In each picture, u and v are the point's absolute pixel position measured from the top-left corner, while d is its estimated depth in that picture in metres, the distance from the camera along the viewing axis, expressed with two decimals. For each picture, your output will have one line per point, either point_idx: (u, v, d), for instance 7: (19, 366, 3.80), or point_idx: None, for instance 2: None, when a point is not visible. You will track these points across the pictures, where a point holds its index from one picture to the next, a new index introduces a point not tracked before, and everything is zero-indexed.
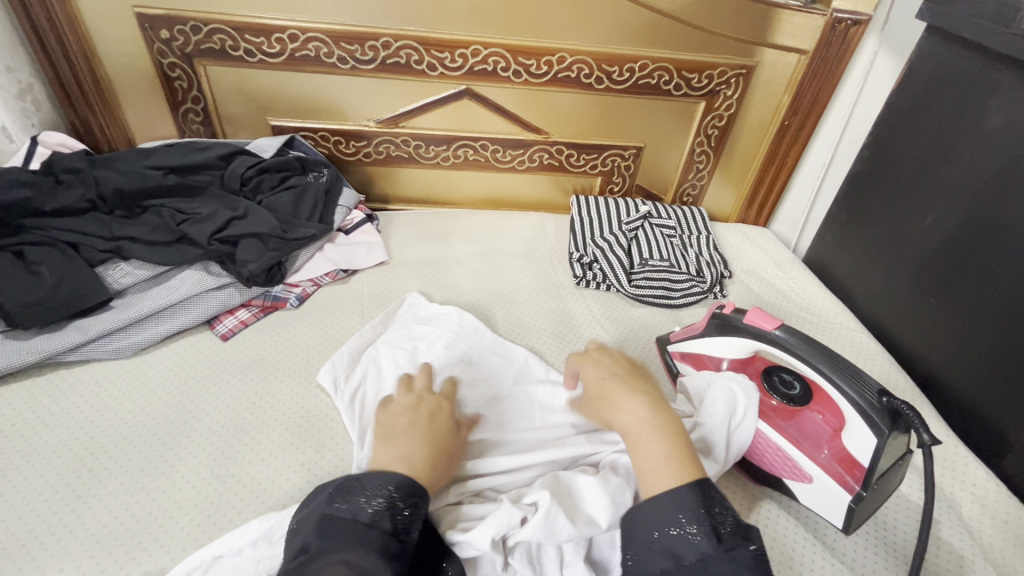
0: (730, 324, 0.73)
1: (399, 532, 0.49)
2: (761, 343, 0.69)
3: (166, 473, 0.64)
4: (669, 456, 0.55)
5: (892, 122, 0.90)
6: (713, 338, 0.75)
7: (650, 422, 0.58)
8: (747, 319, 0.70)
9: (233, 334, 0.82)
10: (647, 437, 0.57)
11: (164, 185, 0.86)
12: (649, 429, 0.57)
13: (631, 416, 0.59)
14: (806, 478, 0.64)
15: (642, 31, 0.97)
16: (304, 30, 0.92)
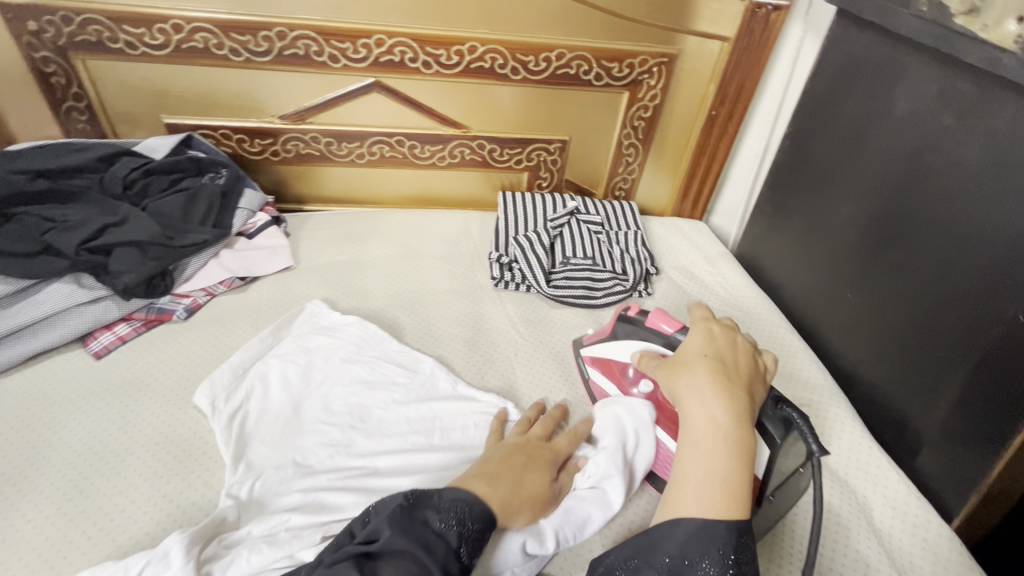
0: (634, 327, 0.72)
1: (461, 554, 0.46)
2: (660, 345, 0.69)
3: (6, 513, 0.58)
4: (717, 479, 0.50)
5: (808, 110, 0.87)
6: (620, 341, 0.73)
7: (727, 426, 0.53)
8: (650, 322, 0.70)
9: (108, 352, 0.75)
10: (712, 445, 0.52)
11: (30, 191, 0.79)
12: (721, 441, 0.52)
13: (705, 415, 0.54)
14: None
15: (556, 17, 0.92)
16: (188, 20, 0.85)
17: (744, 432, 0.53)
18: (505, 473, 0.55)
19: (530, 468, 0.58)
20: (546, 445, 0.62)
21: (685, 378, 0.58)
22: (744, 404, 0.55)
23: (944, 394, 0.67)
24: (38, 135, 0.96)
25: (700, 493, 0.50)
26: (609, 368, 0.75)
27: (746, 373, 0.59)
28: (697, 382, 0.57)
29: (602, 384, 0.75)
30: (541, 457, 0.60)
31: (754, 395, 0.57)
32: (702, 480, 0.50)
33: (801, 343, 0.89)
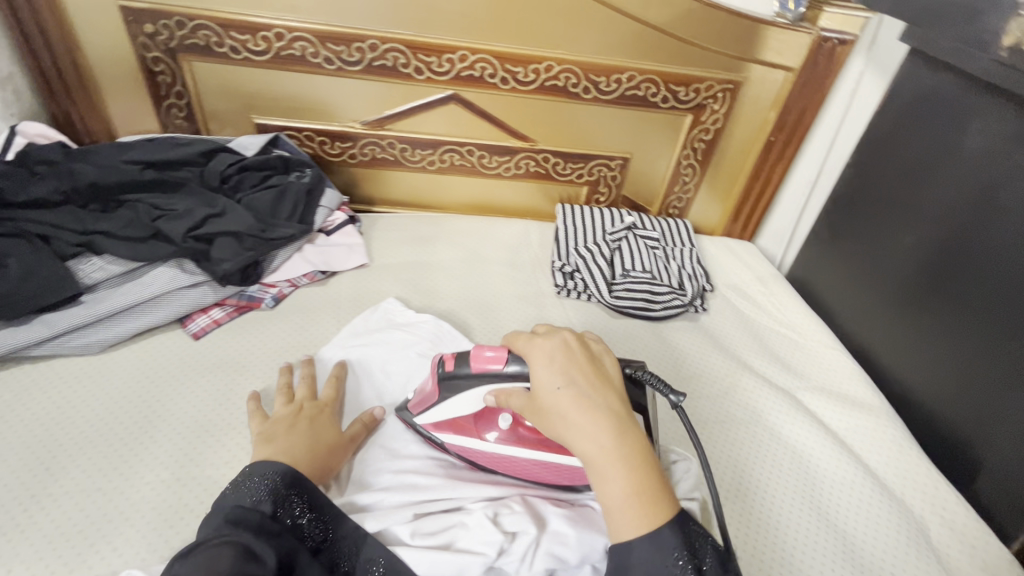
0: (458, 376, 0.63)
1: (277, 515, 0.53)
2: (495, 383, 0.62)
3: (124, 474, 0.62)
4: (632, 491, 0.51)
5: (872, 142, 0.91)
6: (450, 397, 0.65)
7: (615, 450, 0.52)
8: (474, 364, 0.62)
9: (206, 333, 0.81)
10: (608, 469, 0.52)
11: (140, 180, 0.84)
12: (615, 461, 0.52)
13: (598, 447, 0.52)
14: None
15: (631, 41, 0.96)
16: (290, 30, 0.92)
17: (627, 445, 0.53)
18: (288, 438, 0.62)
19: (317, 416, 0.67)
20: (316, 404, 0.69)
21: (565, 421, 0.54)
22: (615, 418, 0.54)
23: (1003, 421, 0.69)
24: (138, 128, 1.03)
25: (624, 510, 0.51)
26: (455, 423, 0.67)
27: (600, 377, 0.57)
28: (585, 418, 0.53)
29: (456, 442, 0.67)
30: (319, 412, 0.68)
31: (618, 398, 0.57)
32: (621, 504, 0.51)
33: (857, 366, 0.92)
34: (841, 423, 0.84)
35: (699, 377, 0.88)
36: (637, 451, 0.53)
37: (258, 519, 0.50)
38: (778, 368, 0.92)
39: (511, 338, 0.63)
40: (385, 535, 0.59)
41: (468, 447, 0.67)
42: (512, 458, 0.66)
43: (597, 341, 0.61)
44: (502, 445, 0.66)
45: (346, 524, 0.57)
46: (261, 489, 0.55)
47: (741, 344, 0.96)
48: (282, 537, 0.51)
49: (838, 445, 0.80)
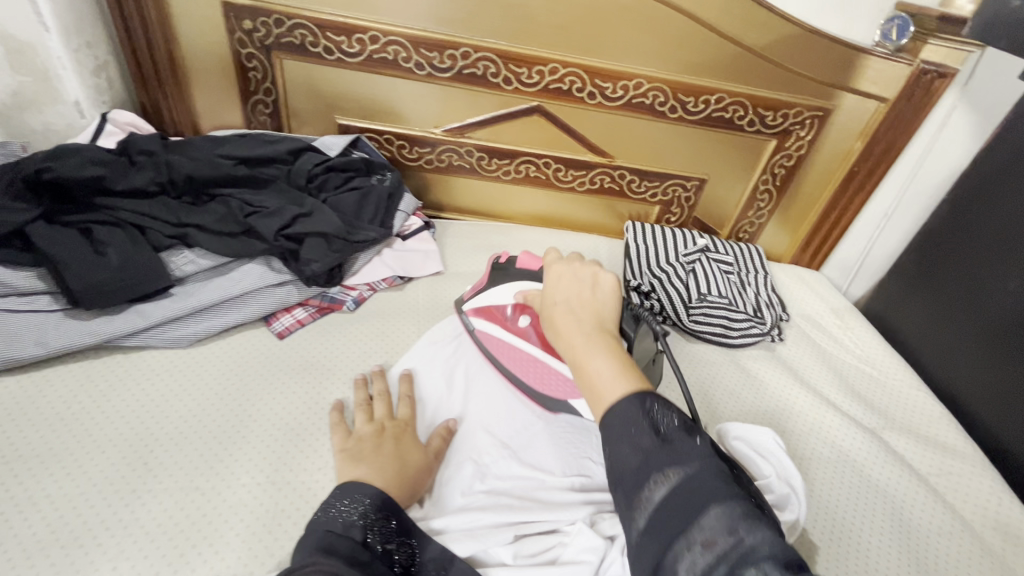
0: (504, 272, 0.80)
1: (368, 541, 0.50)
2: (527, 283, 0.76)
3: (220, 474, 0.61)
4: (612, 368, 0.51)
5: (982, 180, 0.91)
6: (493, 287, 0.80)
7: (590, 344, 0.54)
8: (520, 264, 0.79)
9: (290, 333, 0.81)
10: (586, 355, 0.53)
11: (233, 176, 0.84)
12: (591, 344, 0.54)
13: (576, 343, 0.55)
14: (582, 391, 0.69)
15: (725, 63, 0.95)
16: (386, 33, 0.92)
17: (601, 338, 0.55)
18: (377, 455, 0.61)
19: (403, 435, 0.65)
20: (396, 421, 0.67)
21: (556, 331, 0.59)
22: (594, 324, 0.57)
23: None
24: (221, 121, 1.04)
25: (601, 388, 0.50)
26: (488, 313, 0.79)
27: (594, 298, 0.60)
28: (570, 324, 0.58)
29: (483, 330, 0.79)
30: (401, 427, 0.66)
31: (604, 313, 0.59)
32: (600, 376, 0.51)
33: (942, 410, 0.90)
34: (930, 468, 0.81)
35: (782, 410, 0.86)
36: (611, 344, 0.54)
37: (350, 548, 0.49)
38: (860, 406, 0.90)
39: (545, 261, 0.69)
40: (484, 557, 0.57)
41: (491, 338, 0.78)
42: (518, 351, 0.75)
43: (606, 274, 0.64)
44: (513, 336, 0.76)
45: (433, 546, 0.55)
46: (351, 511, 0.52)
47: (819, 377, 0.94)
48: (375, 566, 0.48)
49: (932, 494, 0.77)
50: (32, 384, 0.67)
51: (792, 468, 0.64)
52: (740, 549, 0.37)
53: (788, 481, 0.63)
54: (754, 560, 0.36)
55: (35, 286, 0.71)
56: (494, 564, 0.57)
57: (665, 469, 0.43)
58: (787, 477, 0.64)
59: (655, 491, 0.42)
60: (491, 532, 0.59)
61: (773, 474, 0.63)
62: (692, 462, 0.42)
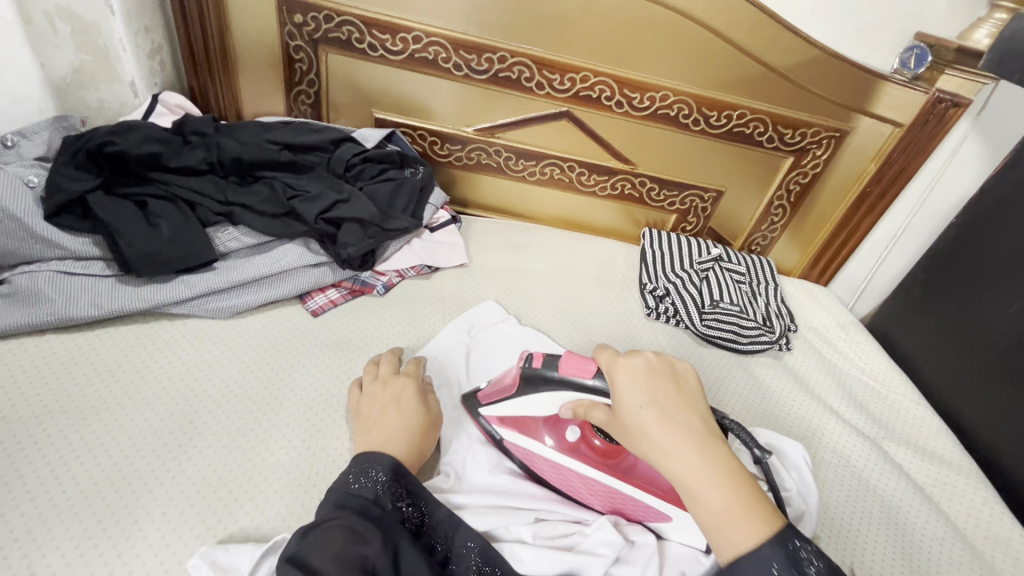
0: (540, 377, 0.65)
1: (383, 501, 0.53)
2: (573, 392, 0.63)
3: (260, 437, 0.65)
4: (733, 507, 0.46)
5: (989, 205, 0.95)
6: (525, 398, 0.67)
7: (703, 468, 0.48)
8: (561, 369, 0.63)
9: (324, 312, 0.85)
10: (700, 485, 0.47)
11: (278, 160, 0.88)
12: (706, 475, 0.47)
13: (688, 465, 0.48)
14: (667, 517, 0.63)
15: (749, 81, 0.99)
16: (428, 34, 0.96)
17: (714, 460, 0.48)
18: (386, 426, 0.62)
19: (404, 389, 0.67)
20: (400, 376, 0.70)
21: (654, 444, 0.49)
22: (698, 436, 0.50)
23: None
24: (264, 108, 1.09)
25: (727, 529, 0.45)
26: (521, 425, 0.69)
27: (683, 394, 0.53)
28: (674, 438, 0.49)
29: (519, 444, 0.69)
30: (402, 380, 0.68)
31: (701, 417, 0.52)
32: (723, 516, 0.46)
33: (941, 425, 0.94)
34: (928, 478, 0.85)
35: (789, 418, 0.89)
36: (727, 468, 0.48)
37: (361, 504, 0.52)
38: (864, 417, 0.93)
39: (598, 352, 0.57)
40: (502, 533, 0.61)
41: (524, 450, 0.70)
42: (573, 475, 0.67)
43: (682, 363, 0.56)
44: (560, 452, 0.68)
45: (440, 510, 0.58)
46: (368, 474, 0.55)
47: (824, 387, 0.97)
48: (388, 522, 0.51)
49: (932, 505, 0.80)
50: (85, 342, 0.72)
51: (811, 486, 0.70)
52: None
53: (804, 498, 0.69)
54: None
55: (91, 252, 0.75)
56: (510, 539, 0.60)
57: None
58: (805, 493, 0.70)
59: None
60: (512, 511, 0.63)
61: (795, 489, 0.69)
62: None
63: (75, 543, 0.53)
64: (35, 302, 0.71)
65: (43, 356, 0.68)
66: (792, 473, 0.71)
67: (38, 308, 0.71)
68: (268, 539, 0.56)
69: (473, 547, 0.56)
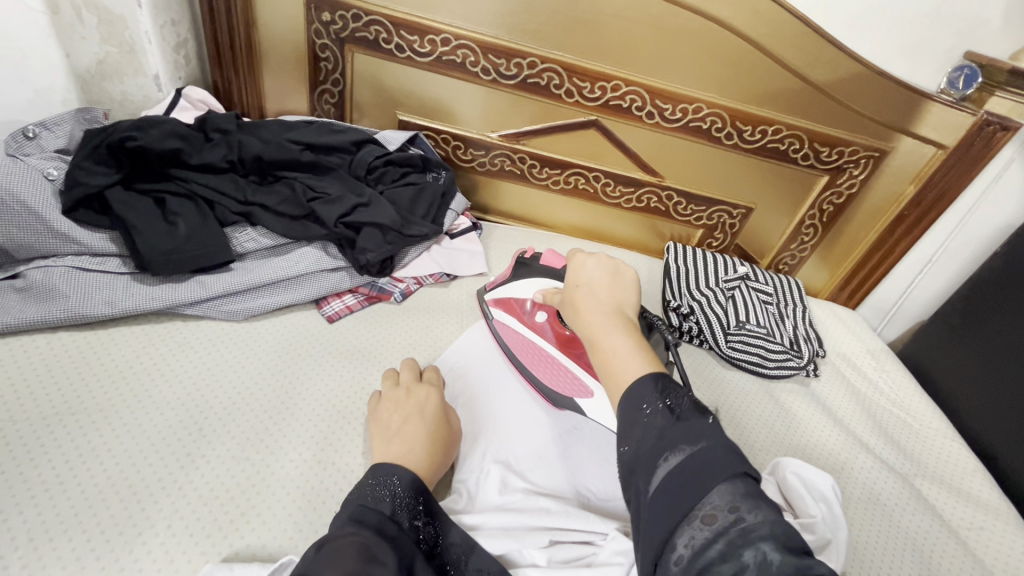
0: (528, 267, 0.83)
1: (396, 515, 0.50)
2: (550, 281, 0.79)
3: (271, 448, 0.63)
4: (630, 350, 0.54)
5: None
6: (517, 280, 0.83)
7: (608, 321, 0.58)
8: (545, 261, 0.81)
9: (339, 318, 0.83)
10: (606, 334, 0.56)
11: (299, 160, 0.86)
12: (612, 327, 0.57)
13: (596, 322, 0.58)
14: (589, 393, 0.72)
15: (786, 96, 0.96)
16: (457, 36, 0.94)
17: (620, 319, 0.58)
18: (405, 435, 0.60)
19: (425, 392, 0.67)
20: (423, 385, 0.69)
21: (577, 310, 0.61)
22: (614, 307, 0.60)
23: None
24: (287, 107, 1.07)
25: (619, 366, 0.53)
26: (509, 306, 0.82)
27: (615, 284, 0.63)
28: (592, 305, 0.60)
29: (503, 320, 0.82)
30: (424, 389, 0.68)
31: (624, 300, 0.62)
32: (620, 355, 0.54)
33: (977, 464, 0.89)
34: (961, 520, 0.81)
35: (816, 449, 0.85)
36: (631, 326, 0.57)
37: (378, 520, 0.49)
38: (894, 451, 0.89)
39: (568, 253, 0.69)
40: (517, 557, 0.58)
41: (507, 330, 0.81)
42: (530, 344, 0.78)
43: (625, 268, 0.66)
44: (529, 330, 0.79)
45: (453, 532, 0.55)
46: (392, 490, 0.52)
47: (853, 417, 0.93)
48: (400, 540, 0.48)
49: (967, 552, 0.76)
50: (98, 340, 0.70)
51: (841, 521, 0.65)
52: (738, 526, 0.39)
53: (832, 530, 0.64)
54: (751, 539, 0.38)
55: (107, 248, 0.74)
56: (525, 565, 0.57)
57: (677, 442, 0.45)
58: (833, 526, 0.64)
59: (664, 464, 0.44)
60: (526, 533, 0.59)
61: (820, 517, 0.64)
62: (701, 439, 0.44)
63: (76, 555, 0.51)
64: (49, 298, 0.70)
65: (54, 354, 0.67)
66: (820, 504, 0.66)
67: (52, 303, 0.69)
68: (275, 559, 0.54)
69: (489, 574, 0.53)
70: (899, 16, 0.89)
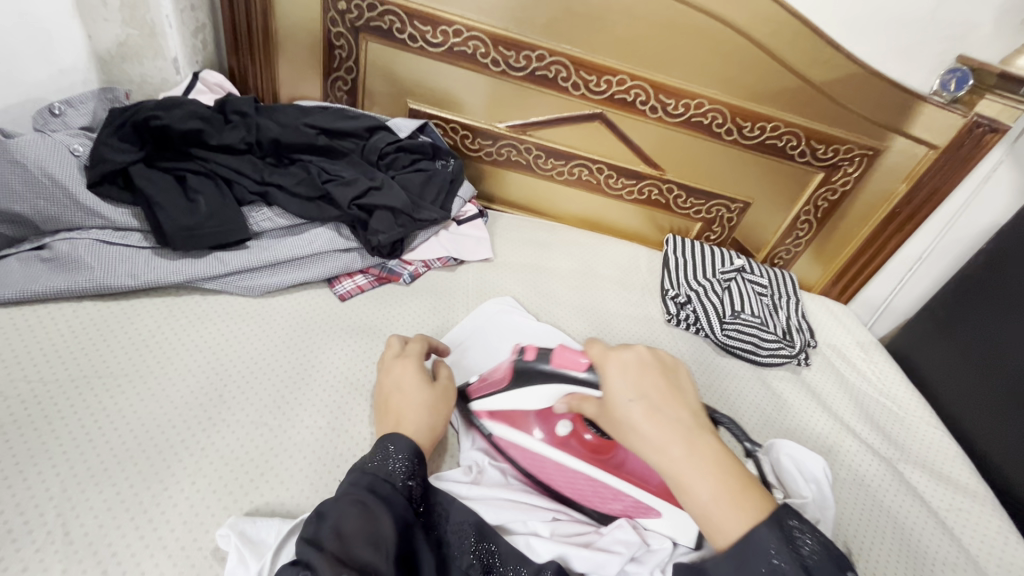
0: (535, 369, 0.66)
1: (398, 481, 0.54)
2: (568, 388, 0.63)
3: (287, 415, 0.66)
4: (722, 496, 0.47)
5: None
6: (517, 388, 0.68)
7: (692, 459, 0.49)
8: (555, 362, 0.64)
9: (351, 297, 0.86)
10: (691, 478, 0.48)
11: (315, 144, 0.89)
12: (694, 465, 0.49)
13: (676, 458, 0.49)
14: (654, 512, 0.64)
15: (785, 94, 0.99)
16: (469, 28, 0.97)
17: (702, 453, 0.49)
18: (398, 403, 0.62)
19: (401, 370, 0.65)
20: (401, 359, 0.67)
21: (641, 438, 0.51)
22: (688, 430, 0.51)
23: None
24: (300, 93, 1.10)
25: (719, 519, 0.47)
26: (512, 418, 0.71)
27: (672, 389, 0.54)
28: (665, 437, 0.50)
29: (508, 437, 0.71)
30: (402, 363, 0.66)
31: (691, 412, 0.53)
32: (716, 506, 0.47)
33: (958, 450, 0.94)
34: (941, 502, 0.85)
35: (806, 433, 0.89)
36: (715, 459, 0.49)
37: (372, 481, 0.52)
38: (880, 437, 0.93)
39: (590, 347, 0.56)
40: (516, 526, 0.61)
41: (517, 447, 0.71)
42: (556, 465, 0.69)
43: (671, 359, 0.57)
44: (549, 448, 0.70)
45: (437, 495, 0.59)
46: (385, 453, 0.56)
47: (842, 405, 0.97)
48: (395, 500, 0.52)
49: (946, 531, 0.80)
50: (120, 310, 0.73)
51: (830, 500, 0.69)
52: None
53: (820, 509, 0.68)
54: None
55: (129, 223, 0.77)
56: (526, 532, 0.60)
57: None
58: (822, 505, 0.68)
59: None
60: (532, 508, 0.64)
61: (810, 498, 0.68)
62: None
63: (107, 505, 0.54)
64: (74, 269, 0.72)
65: (79, 321, 0.70)
66: (810, 484, 0.70)
67: (76, 274, 0.72)
68: (293, 515, 0.57)
69: (468, 526, 0.57)
70: (894, 20, 0.92)
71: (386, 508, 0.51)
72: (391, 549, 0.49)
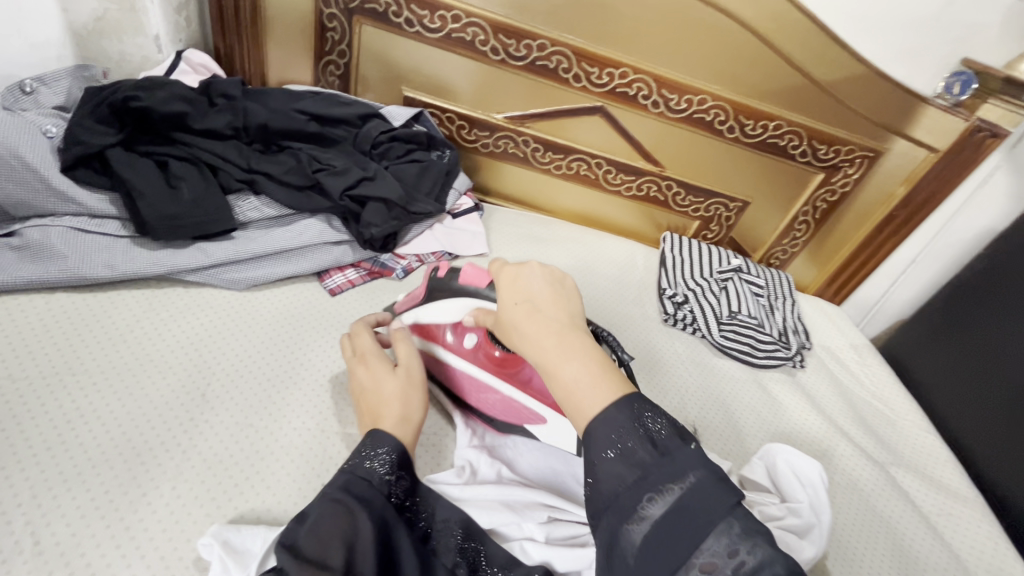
0: (444, 285, 0.71)
1: (377, 482, 0.50)
2: (474, 301, 0.68)
3: (273, 417, 0.63)
4: (591, 379, 0.44)
5: None
6: (432, 304, 0.72)
7: (559, 344, 0.45)
8: (461, 278, 0.70)
9: (341, 291, 0.83)
10: (558, 362, 0.44)
11: (305, 131, 0.85)
12: (564, 349, 0.45)
13: (545, 346, 0.45)
14: (541, 419, 0.67)
15: (789, 92, 0.97)
16: (467, 14, 0.93)
17: (574, 340, 0.46)
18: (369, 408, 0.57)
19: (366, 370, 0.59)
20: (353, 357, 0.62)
21: (519, 332, 0.47)
22: (564, 322, 0.47)
23: None
24: (290, 77, 1.05)
25: (583, 402, 0.43)
26: (429, 332, 0.73)
27: (560, 292, 0.50)
28: (539, 325, 0.46)
29: (425, 348, 0.74)
30: (357, 362, 0.61)
31: (572, 308, 0.49)
32: (584, 389, 0.43)
33: (949, 454, 0.94)
34: (933, 506, 0.85)
35: (800, 435, 0.89)
36: (587, 347, 0.46)
37: (345, 481, 0.49)
38: (873, 441, 0.93)
39: (492, 266, 0.53)
40: (511, 531, 0.59)
41: (434, 358, 0.74)
42: (463, 375, 0.71)
43: (564, 265, 0.52)
44: (460, 360, 0.71)
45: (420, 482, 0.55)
46: (366, 450, 0.51)
47: (836, 408, 0.97)
48: (372, 503, 0.49)
49: (935, 534, 0.80)
50: (96, 303, 0.69)
51: (825, 506, 0.66)
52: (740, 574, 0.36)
53: (816, 513, 0.65)
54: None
55: (106, 209, 0.72)
56: (521, 537, 0.58)
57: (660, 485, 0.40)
58: (817, 509, 0.66)
59: (650, 512, 0.39)
60: (526, 508, 0.61)
61: (805, 502, 0.66)
62: (688, 476, 0.40)
63: (81, 513, 0.51)
64: (47, 258, 0.69)
65: (53, 314, 0.66)
66: (806, 489, 0.68)
67: (49, 263, 0.68)
68: (280, 523, 0.55)
69: (454, 523, 0.55)
70: (901, 21, 0.91)
71: (363, 510, 0.48)
72: (368, 550, 0.47)
